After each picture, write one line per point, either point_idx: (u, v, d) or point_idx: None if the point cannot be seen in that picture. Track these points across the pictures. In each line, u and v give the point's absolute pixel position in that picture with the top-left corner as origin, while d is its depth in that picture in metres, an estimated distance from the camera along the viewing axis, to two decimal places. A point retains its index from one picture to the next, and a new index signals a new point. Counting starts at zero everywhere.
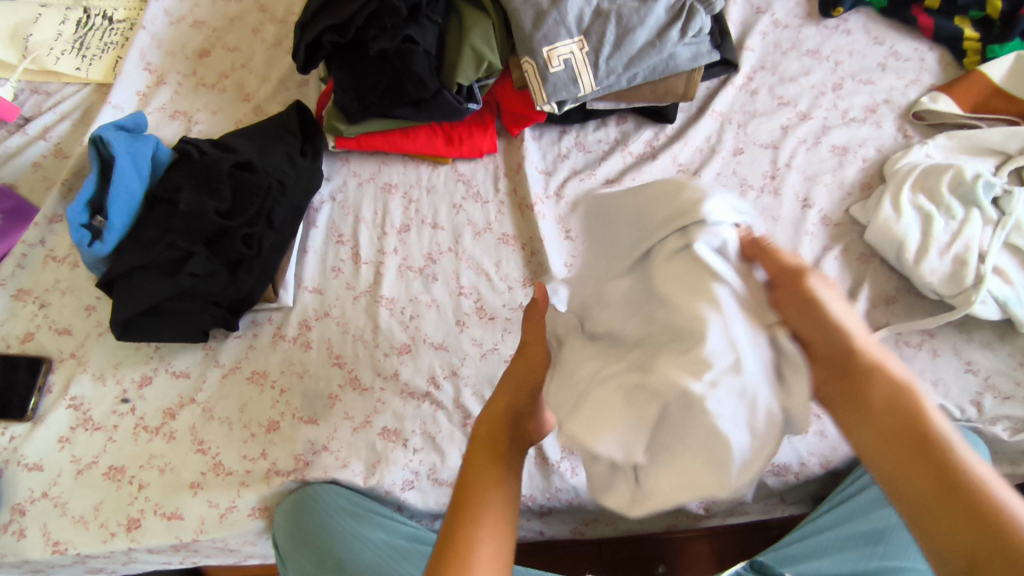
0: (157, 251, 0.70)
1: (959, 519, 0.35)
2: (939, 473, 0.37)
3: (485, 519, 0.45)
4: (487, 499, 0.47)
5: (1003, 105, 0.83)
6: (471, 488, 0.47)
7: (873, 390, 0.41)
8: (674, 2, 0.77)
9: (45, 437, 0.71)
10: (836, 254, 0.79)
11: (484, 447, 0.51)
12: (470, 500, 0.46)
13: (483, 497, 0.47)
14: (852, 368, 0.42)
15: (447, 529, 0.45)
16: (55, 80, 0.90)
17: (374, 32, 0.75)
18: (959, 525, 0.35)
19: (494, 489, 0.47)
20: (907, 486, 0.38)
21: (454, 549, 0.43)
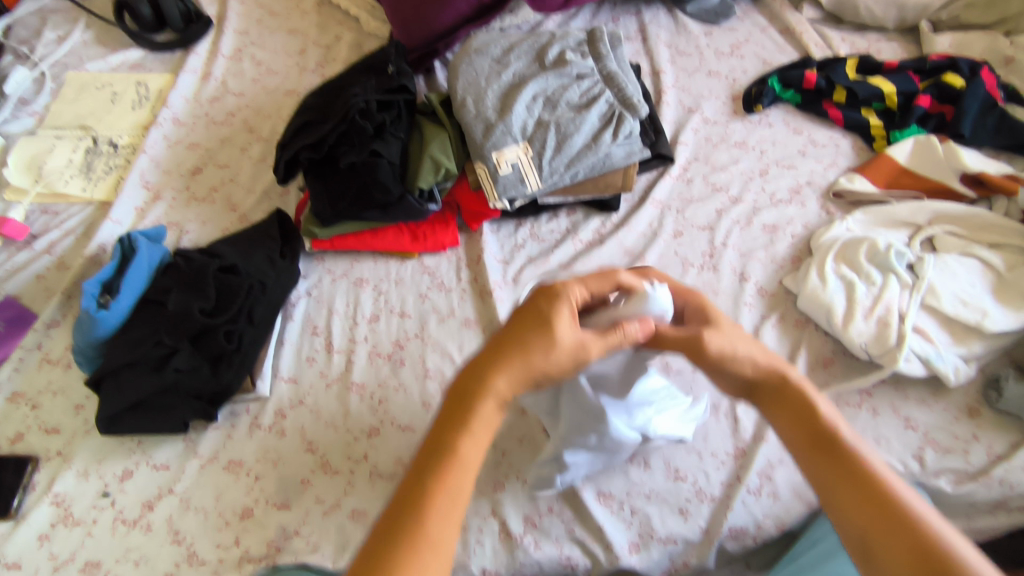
0: (145, 348, 0.77)
1: (842, 478, 0.51)
2: (835, 454, 0.53)
3: (450, 500, 0.50)
4: (459, 478, 0.51)
5: (911, 182, 0.93)
6: (449, 447, 0.52)
7: (784, 394, 0.57)
8: (605, 111, 0.88)
9: (26, 535, 0.74)
10: (774, 322, 0.85)
11: (479, 423, 0.54)
12: (440, 476, 0.51)
13: (452, 478, 0.51)
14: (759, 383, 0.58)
15: (414, 491, 0.50)
16: (63, 201, 1.00)
17: (344, 148, 0.86)
18: (852, 490, 0.50)
19: (466, 470, 0.52)
20: (812, 465, 0.54)
21: (417, 507, 0.49)
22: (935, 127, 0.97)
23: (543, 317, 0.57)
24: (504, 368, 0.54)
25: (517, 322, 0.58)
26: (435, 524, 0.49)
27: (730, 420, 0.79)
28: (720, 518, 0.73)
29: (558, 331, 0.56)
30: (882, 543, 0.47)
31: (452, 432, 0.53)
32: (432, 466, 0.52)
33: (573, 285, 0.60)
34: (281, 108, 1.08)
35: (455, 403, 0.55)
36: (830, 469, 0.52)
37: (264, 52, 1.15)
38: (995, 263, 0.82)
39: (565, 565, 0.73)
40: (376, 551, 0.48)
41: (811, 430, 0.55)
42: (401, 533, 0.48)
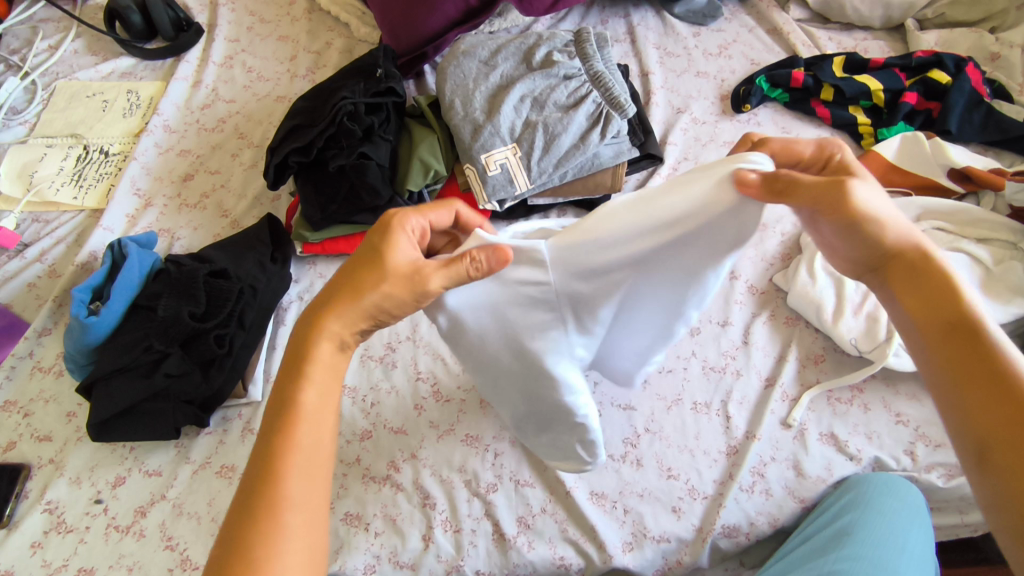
0: (137, 353, 0.77)
1: (967, 370, 0.45)
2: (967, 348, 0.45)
3: (303, 455, 0.47)
4: (310, 429, 0.48)
5: (899, 179, 0.93)
6: (294, 403, 0.49)
7: (920, 271, 0.48)
8: (593, 111, 0.89)
9: (18, 544, 0.74)
10: (764, 320, 0.85)
11: (316, 371, 0.50)
12: (290, 435, 0.47)
13: (302, 434, 0.48)
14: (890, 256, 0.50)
15: (267, 457, 0.47)
16: (54, 209, 1.00)
17: (333, 151, 0.86)
18: (979, 392, 0.44)
19: (315, 421, 0.49)
20: (935, 352, 0.47)
21: (272, 473, 0.46)
22: (923, 123, 0.98)
23: (373, 252, 0.52)
24: (337, 304, 0.51)
25: (354, 258, 0.53)
26: (298, 486, 0.46)
27: (722, 417, 0.79)
28: (713, 516, 0.73)
29: (391, 261, 0.51)
30: (1002, 447, 0.42)
31: (292, 388, 0.49)
32: (277, 425, 0.48)
33: (413, 217, 0.54)
34: (272, 114, 1.09)
35: (290, 357, 0.51)
36: (955, 365, 0.45)
37: (255, 59, 1.15)
38: (982, 258, 0.82)
39: (559, 565, 0.73)
40: (235, 520, 0.44)
41: (945, 315, 0.47)
42: (257, 501, 0.45)
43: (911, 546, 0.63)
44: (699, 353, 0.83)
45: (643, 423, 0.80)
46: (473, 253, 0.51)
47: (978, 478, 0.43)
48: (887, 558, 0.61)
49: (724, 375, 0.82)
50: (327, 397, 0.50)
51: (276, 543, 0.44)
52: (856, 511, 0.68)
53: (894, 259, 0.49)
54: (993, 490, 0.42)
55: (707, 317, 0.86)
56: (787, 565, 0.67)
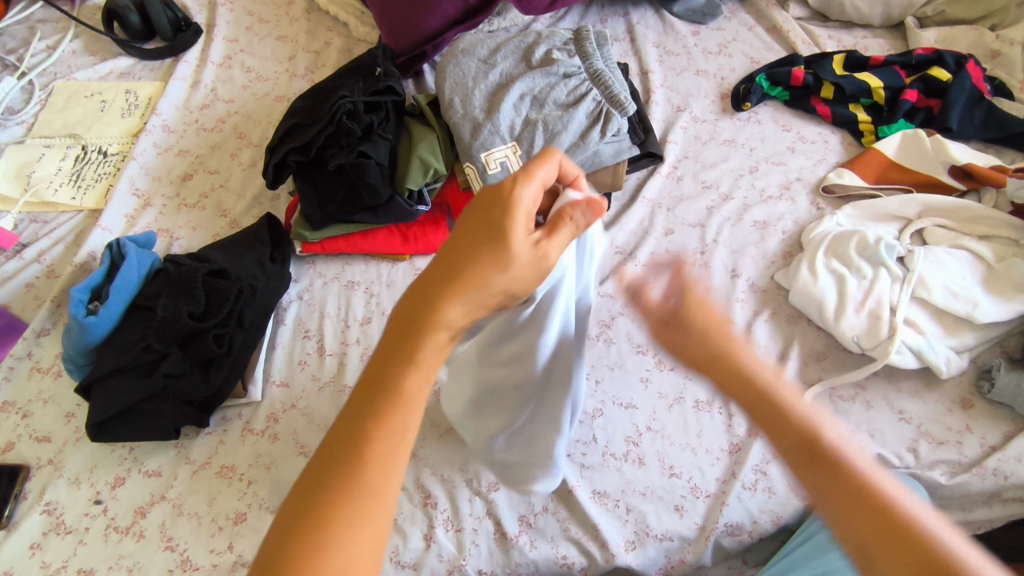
0: (135, 353, 0.76)
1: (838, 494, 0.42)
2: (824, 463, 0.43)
3: (394, 447, 0.42)
4: (408, 423, 0.43)
5: (899, 176, 0.93)
6: (391, 385, 0.43)
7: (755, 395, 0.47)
8: (592, 109, 0.88)
9: (18, 545, 0.73)
10: (766, 318, 0.85)
11: (428, 356, 0.45)
12: (384, 417, 0.42)
13: (394, 421, 0.42)
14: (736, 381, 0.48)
15: (353, 436, 0.42)
16: (52, 209, 1.00)
17: (332, 150, 0.86)
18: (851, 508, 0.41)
19: (412, 409, 0.43)
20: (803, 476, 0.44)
21: (350, 457, 0.41)
22: (923, 121, 0.98)
23: (496, 228, 0.46)
24: (455, 288, 0.45)
25: (458, 242, 0.46)
26: (380, 477, 0.41)
27: (724, 416, 0.79)
28: (716, 514, 0.73)
29: (517, 243, 0.45)
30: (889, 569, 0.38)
31: (393, 368, 0.44)
32: (378, 408, 0.43)
33: (523, 185, 0.47)
34: (271, 114, 1.08)
35: (401, 330, 0.45)
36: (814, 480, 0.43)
37: (254, 59, 1.15)
38: (984, 254, 0.82)
39: (562, 564, 0.72)
40: (313, 505, 0.40)
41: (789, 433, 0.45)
42: (331, 480, 0.40)
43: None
44: None
45: (645, 422, 0.79)
46: (571, 213, 0.49)
47: None
48: None
49: None
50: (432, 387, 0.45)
51: (350, 541, 0.39)
52: None
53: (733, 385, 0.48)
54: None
55: None
56: (791, 562, 0.67)
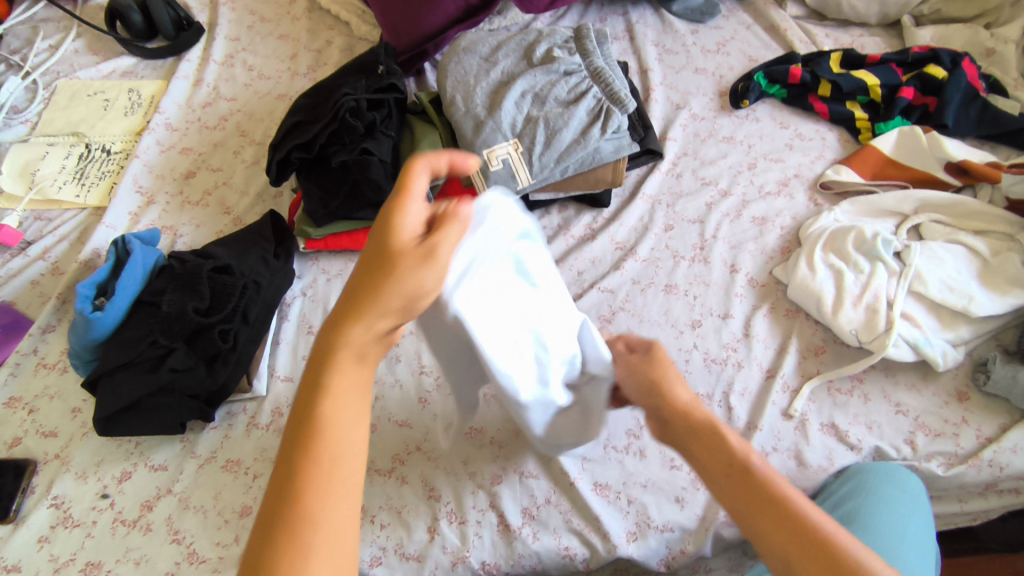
0: (141, 349, 0.77)
1: None
2: (736, 475, 0.54)
3: (327, 475, 0.44)
4: (333, 443, 0.45)
5: (896, 173, 0.94)
6: (311, 413, 0.45)
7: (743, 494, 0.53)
8: (593, 106, 0.89)
9: (26, 538, 0.74)
10: (764, 313, 0.86)
11: (338, 380, 0.47)
12: (311, 445, 0.44)
13: (321, 447, 0.44)
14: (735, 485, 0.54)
15: (286, 474, 0.44)
16: (56, 206, 1.01)
17: (336, 148, 0.87)
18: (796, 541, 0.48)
19: (337, 432, 0.45)
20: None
21: (294, 492, 0.43)
22: (919, 118, 0.99)
23: (375, 250, 0.48)
24: (360, 309, 0.46)
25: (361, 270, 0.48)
26: (318, 503, 0.43)
27: (724, 409, 0.80)
28: (716, 505, 0.74)
29: (399, 251, 0.47)
30: None
31: (312, 397, 0.46)
32: (300, 446, 0.44)
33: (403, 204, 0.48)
34: (273, 112, 1.09)
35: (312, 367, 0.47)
36: (731, 489, 0.54)
37: (255, 58, 1.16)
38: (980, 249, 0.83)
39: (564, 555, 0.73)
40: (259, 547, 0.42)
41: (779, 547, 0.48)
42: (276, 523, 0.42)
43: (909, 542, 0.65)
44: (701, 346, 0.84)
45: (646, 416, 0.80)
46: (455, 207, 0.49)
47: None
48: (888, 539, 0.64)
49: (726, 366, 0.82)
50: (351, 409, 0.46)
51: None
52: (856, 497, 0.69)
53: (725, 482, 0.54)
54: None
55: (707, 310, 0.86)
56: None
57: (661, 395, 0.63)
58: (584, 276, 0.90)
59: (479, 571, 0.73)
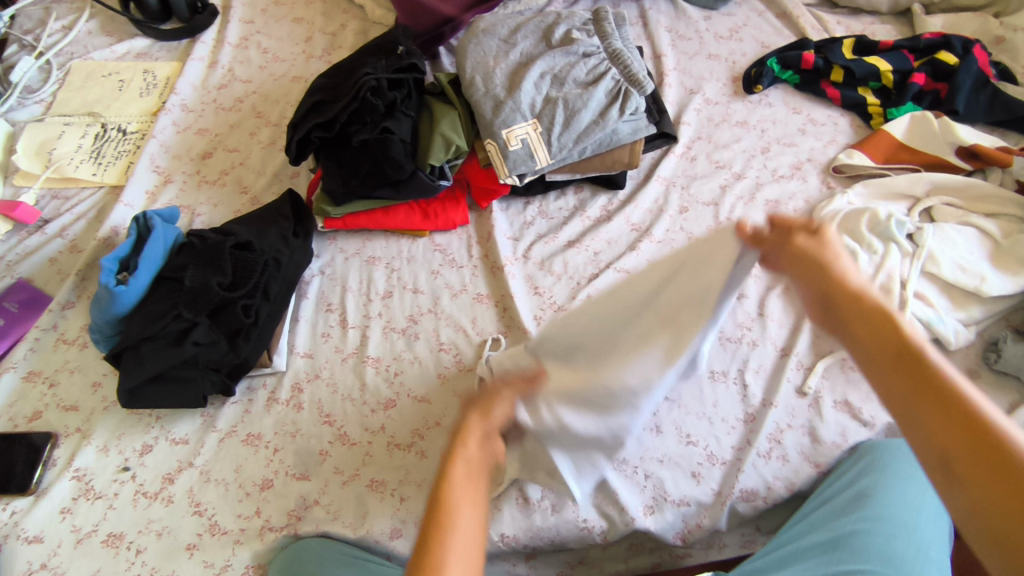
0: (165, 322, 0.77)
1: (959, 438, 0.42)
2: (897, 351, 0.48)
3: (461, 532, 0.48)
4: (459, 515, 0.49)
5: (908, 157, 0.96)
6: (445, 503, 0.51)
7: (881, 342, 0.49)
8: (611, 88, 0.90)
9: (48, 509, 0.75)
10: (778, 293, 0.87)
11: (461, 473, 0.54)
12: (449, 520, 0.49)
13: (457, 519, 0.49)
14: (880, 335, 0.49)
15: (424, 544, 0.47)
16: (73, 185, 1.01)
17: (356, 127, 0.87)
18: (926, 395, 0.44)
19: (467, 519, 0.49)
20: (917, 424, 0.44)
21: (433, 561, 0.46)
22: (931, 104, 1.00)
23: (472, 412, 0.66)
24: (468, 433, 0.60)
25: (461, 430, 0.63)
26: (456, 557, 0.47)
27: (739, 386, 0.81)
28: (732, 480, 0.75)
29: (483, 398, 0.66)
30: (988, 513, 0.39)
31: (441, 486, 0.52)
32: (430, 513, 0.50)
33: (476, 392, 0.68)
34: (289, 94, 1.10)
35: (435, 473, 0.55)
36: (899, 379, 0.47)
37: (270, 40, 1.16)
38: (992, 231, 0.85)
39: (582, 528, 0.74)
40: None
41: (910, 385, 0.46)
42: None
43: (924, 519, 0.65)
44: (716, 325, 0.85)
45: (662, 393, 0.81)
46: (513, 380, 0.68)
47: (954, 513, 0.41)
48: (905, 516, 0.64)
49: (741, 345, 0.83)
50: (472, 493, 0.52)
51: None
52: (873, 475, 0.69)
53: (863, 330, 0.51)
54: (962, 502, 0.41)
55: None
56: (807, 526, 0.68)
57: (821, 273, 0.56)
58: (600, 256, 0.91)
59: (498, 544, 0.74)
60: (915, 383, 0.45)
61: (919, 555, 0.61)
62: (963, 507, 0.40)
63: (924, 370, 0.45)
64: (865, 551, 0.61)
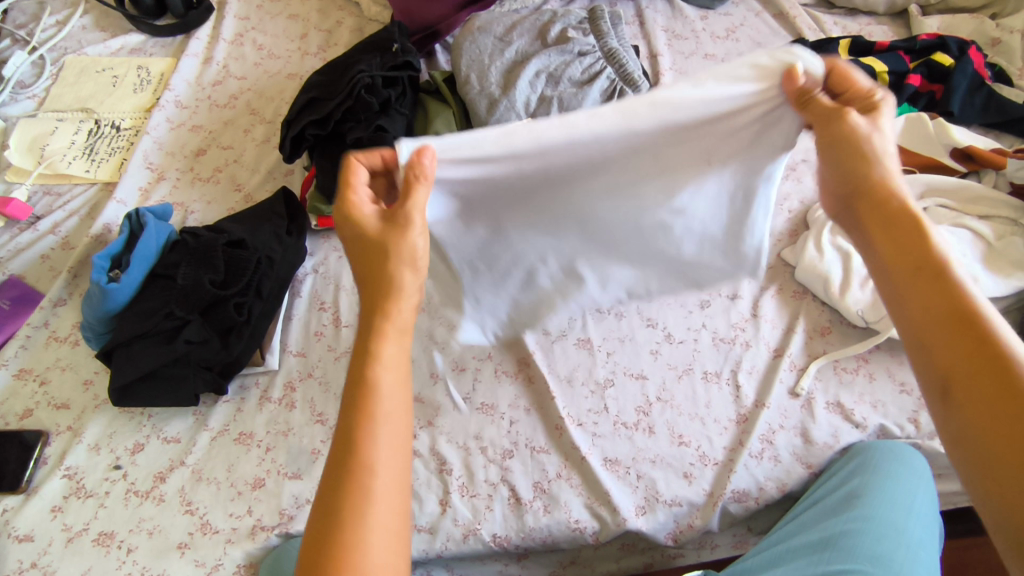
0: (157, 320, 0.78)
1: (974, 361, 0.42)
2: (924, 267, 0.47)
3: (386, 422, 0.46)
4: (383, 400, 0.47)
5: (902, 159, 0.96)
6: (363, 379, 0.47)
7: (909, 254, 0.48)
8: (607, 87, 0.90)
9: (39, 508, 0.75)
10: (772, 294, 0.87)
11: (387, 350, 0.50)
12: (368, 404, 0.46)
13: (378, 406, 0.46)
14: (909, 245, 0.48)
15: (346, 426, 0.46)
16: (66, 181, 1.01)
17: (350, 124, 0.87)
18: (945, 313, 0.45)
19: (391, 405, 0.47)
20: (927, 343, 0.45)
21: (351, 445, 0.45)
22: (925, 105, 1.01)
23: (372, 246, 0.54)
24: (387, 285, 0.52)
25: (354, 254, 0.56)
26: (382, 447, 0.45)
27: (732, 386, 0.81)
28: (724, 480, 0.75)
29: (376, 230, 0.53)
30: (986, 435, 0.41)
31: (367, 365, 0.48)
32: (351, 399, 0.47)
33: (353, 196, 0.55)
34: (283, 91, 1.09)
35: (358, 342, 0.51)
36: (923, 295, 0.46)
37: (265, 37, 1.16)
38: (985, 233, 0.85)
39: (574, 529, 0.73)
40: (327, 507, 0.43)
41: (930, 302, 0.46)
42: (343, 467, 0.44)
43: (917, 520, 0.65)
44: (709, 325, 0.85)
45: (655, 392, 0.81)
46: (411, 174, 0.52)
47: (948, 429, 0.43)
48: (898, 518, 0.64)
49: (734, 345, 0.84)
50: (397, 373, 0.49)
51: (361, 507, 0.43)
52: (864, 475, 0.70)
53: (890, 239, 0.49)
54: (957, 424, 0.42)
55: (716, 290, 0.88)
56: (798, 526, 0.68)
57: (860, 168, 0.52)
58: None
59: (490, 544, 0.74)
60: (932, 307, 0.45)
61: (912, 555, 0.61)
62: (955, 434, 0.42)
63: (948, 289, 0.45)
64: (856, 550, 0.61)
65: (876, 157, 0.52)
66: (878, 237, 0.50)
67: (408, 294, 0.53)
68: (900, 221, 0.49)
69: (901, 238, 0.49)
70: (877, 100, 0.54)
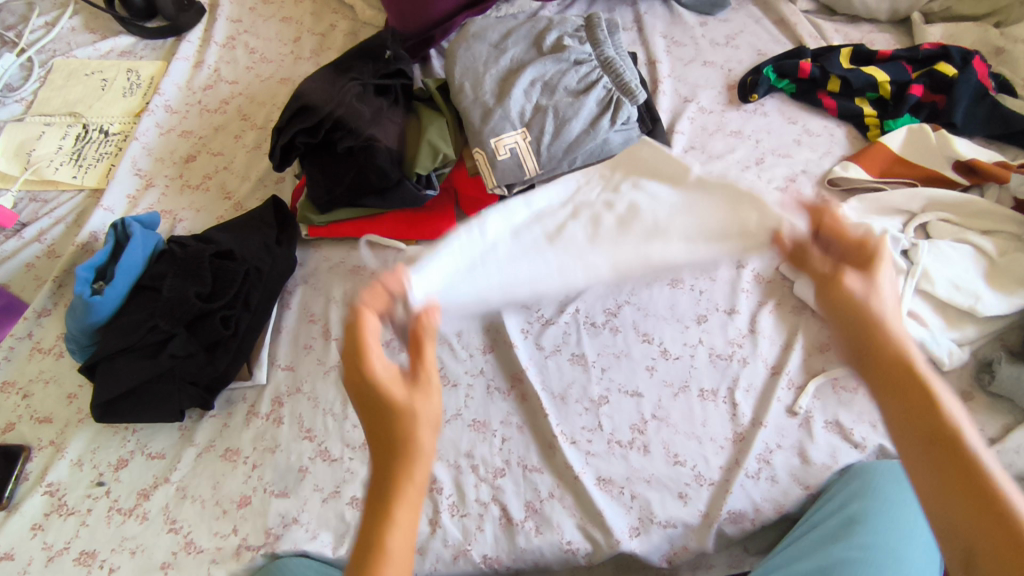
0: (141, 333, 0.76)
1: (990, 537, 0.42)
2: (930, 426, 0.46)
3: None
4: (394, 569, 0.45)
5: (903, 170, 0.94)
6: (376, 543, 0.46)
7: (914, 412, 0.47)
8: (603, 97, 0.88)
9: (18, 526, 0.73)
10: (770, 309, 0.86)
11: (403, 511, 0.48)
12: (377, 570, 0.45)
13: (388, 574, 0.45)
14: (912, 402, 0.48)
15: None
16: (52, 187, 0.99)
17: (341, 133, 0.85)
18: (956, 479, 0.44)
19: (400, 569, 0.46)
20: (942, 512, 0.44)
21: None
22: (929, 115, 0.98)
23: (380, 404, 0.51)
24: (404, 447, 0.49)
25: (363, 410, 0.52)
26: None
27: (729, 405, 0.79)
28: (720, 501, 0.73)
29: (396, 393, 0.50)
30: None
31: (378, 527, 0.47)
32: (361, 565, 0.45)
33: (372, 359, 0.51)
34: (275, 96, 1.07)
35: (370, 505, 0.49)
36: (931, 461, 0.46)
37: (258, 40, 1.14)
38: (987, 248, 0.83)
39: (567, 551, 0.72)
40: None
41: (941, 466, 0.45)
42: None
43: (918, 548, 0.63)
44: (706, 341, 0.84)
45: (651, 410, 0.79)
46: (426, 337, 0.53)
47: None
48: (898, 543, 0.63)
49: (731, 362, 0.82)
50: (409, 538, 0.47)
51: None
52: (863, 499, 0.68)
53: (892, 396, 0.49)
54: None
55: (713, 305, 0.86)
56: (796, 552, 0.67)
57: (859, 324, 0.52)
58: None
59: (480, 565, 0.72)
60: (937, 472, 0.45)
61: None
62: None
63: (958, 454, 0.45)
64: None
65: (879, 317, 0.52)
66: (882, 393, 0.50)
67: (429, 457, 0.50)
68: (903, 378, 0.49)
69: (904, 396, 0.48)
70: (872, 250, 0.55)
